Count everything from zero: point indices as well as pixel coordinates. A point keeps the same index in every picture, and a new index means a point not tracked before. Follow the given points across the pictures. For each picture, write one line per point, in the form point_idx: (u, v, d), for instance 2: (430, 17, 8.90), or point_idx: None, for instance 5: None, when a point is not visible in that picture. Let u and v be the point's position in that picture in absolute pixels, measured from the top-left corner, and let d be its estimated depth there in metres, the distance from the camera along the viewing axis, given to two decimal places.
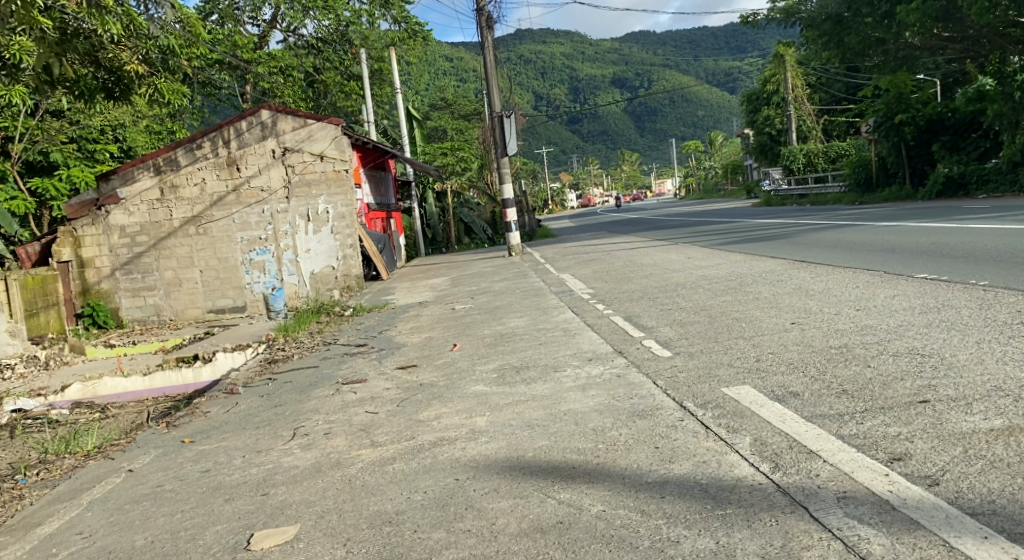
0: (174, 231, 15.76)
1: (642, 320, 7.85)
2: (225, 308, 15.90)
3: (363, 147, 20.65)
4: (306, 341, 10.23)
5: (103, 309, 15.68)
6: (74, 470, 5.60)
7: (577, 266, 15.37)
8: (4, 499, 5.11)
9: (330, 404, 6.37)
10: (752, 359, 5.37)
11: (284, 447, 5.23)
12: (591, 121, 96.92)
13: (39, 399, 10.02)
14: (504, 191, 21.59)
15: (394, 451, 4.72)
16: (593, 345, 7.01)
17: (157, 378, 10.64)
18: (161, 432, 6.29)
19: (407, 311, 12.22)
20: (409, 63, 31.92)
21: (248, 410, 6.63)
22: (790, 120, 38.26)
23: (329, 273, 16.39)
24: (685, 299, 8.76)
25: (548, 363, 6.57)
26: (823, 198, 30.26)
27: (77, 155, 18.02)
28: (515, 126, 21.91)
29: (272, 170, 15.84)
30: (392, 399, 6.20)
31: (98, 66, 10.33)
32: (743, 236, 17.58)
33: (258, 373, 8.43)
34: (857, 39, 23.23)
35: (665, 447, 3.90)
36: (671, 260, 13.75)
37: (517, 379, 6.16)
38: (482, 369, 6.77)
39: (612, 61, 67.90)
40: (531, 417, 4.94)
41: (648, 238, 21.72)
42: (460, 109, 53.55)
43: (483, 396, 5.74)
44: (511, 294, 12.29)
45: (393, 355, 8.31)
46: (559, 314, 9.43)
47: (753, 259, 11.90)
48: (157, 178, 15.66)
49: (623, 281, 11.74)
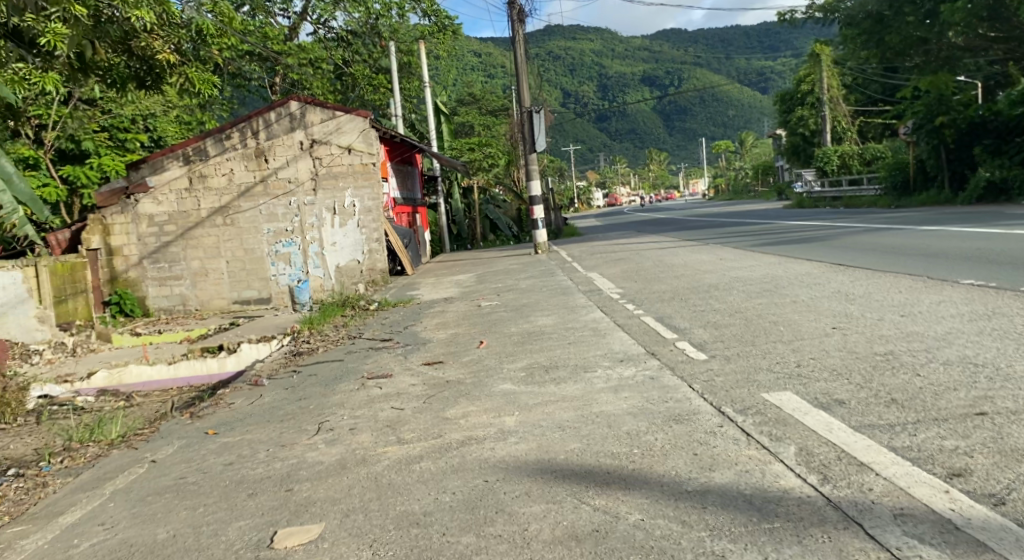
0: (202, 221, 15.79)
1: (674, 321, 7.68)
2: (250, 300, 15.93)
3: (391, 141, 20.59)
4: (331, 334, 10.16)
5: (131, 297, 15.73)
6: (98, 459, 5.54)
7: (605, 265, 15.19)
8: (27, 486, 5.04)
9: (355, 398, 6.27)
10: (791, 363, 5.20)
11: (309, 442, 5.12)
12: (619, 120, 96.45)
13: (66, 386, 10.05)
14: (533, 187, 21.43)
15: (421, 450, 4.60)
16: (625, 346, 6.85)
17: (182, 366, 10.65)
18: (185, 423, 6.22)
19: (433, 307, 12.12)
20: (438, 57, 31.87)
21: (273, 402, 6.55)
22: (824, 122, 37.75)
23: (355, 267, 16.25)
24: (719, 301, 8.57)
25: (578, 363, 6.43)
26: (856, 201, 29.79)
27: (108, 144, 18.15)
28: (545, 123, 21.77)
29: (299, 162, 15.83)
30: (418, 395, 6.09)
31: (130, 55, 10.18)
32: (776, 237, 17.30)
33: (283, 365, 8.37)
34: (898, 39, 23.94)
35: (704, 455, 3.75)
36: (703, 261, 13.54)
37: (546, 378, 6.03)
38: (510, 367, 6.64)
39: (642, 59, 67.51)
40: (563, 418, 4.80)
41: (678, 238, 21.46)
42: (488, 104, 53.41)
43: (512, 396, 5.61)
44: (540, 292, 12.14)
45: (419, 351, 8.20)
46: (588, 313, 9.28)
47: (788, 261, 11.67)
48: (186, 167, 15.65)
49: (653, 281, 11.55)
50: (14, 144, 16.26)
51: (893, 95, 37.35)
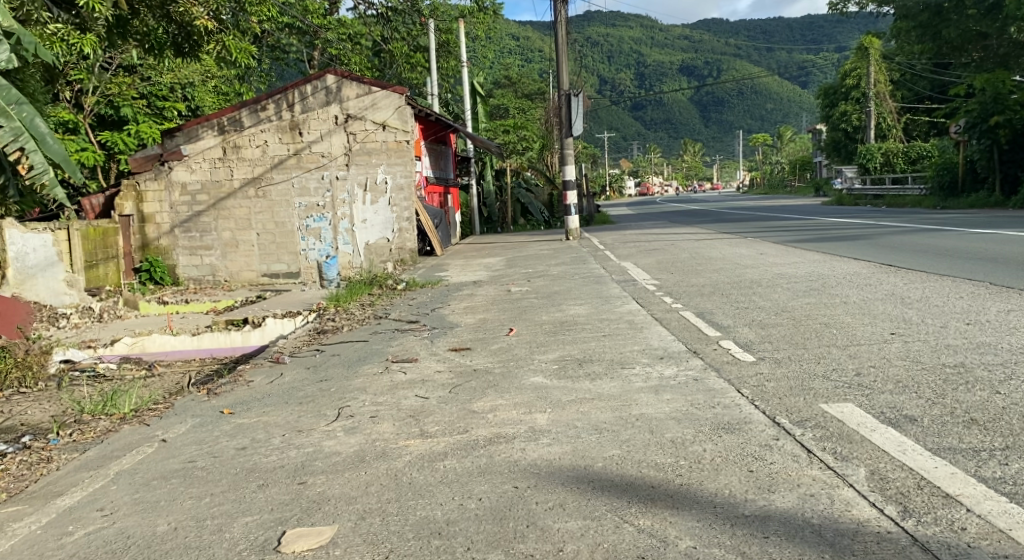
0: (234, 192, 15.57)
1: (716, 318, 7.28)
2: (278, 274, 15.70)
3: (426, 119, 20.21)
4: (357, 313, 9.86)
5: (160, 266, 15.57)
6: (108, 434, 5.24)
7: (639, 254, 14.76)
8: (31, 460, 4.75)
9: (379, 383, 5.95)
10: (851, 372, 4.78)
11: (327, 428, 4.81)
12: (655, 109, 95.27)
13: (88, 351, 9.85)
14: (567, 171, 20.96)
15: (445, 445, 4.25)
16: (664, 342, 6.45)
17: (206, 338, 10.40)
18: (200, 400, 5.93)
19: (461, 290, 11.78)
20: (477, 37, 31.44)
21: (293, 382, 6.25)
22: (870, 117, 36.83)
23: (384, 245, 16.08)
24: (763, 299, 8.16)
25: (614, 357, 6.07)
26: (900, 201, 29.03)
27: (146, 111, 17.96)
28: (583, 106, 21.31)
29: (333, 137, 15.53)
30: (444, 383, 5.76)
31: (169, 22, 10.72)
32: (819, 233, 16.78)
33: (306, 343, 8.08)
34: (956, 32, 23.55)
35: (760, 472, 3.37)
36: (742, 255, 13.09)
37: (580, 373, 5.66)
38: (541, 358, 6.29)
39: (683, 47, 66.60)
40: (600, 418, 4.46)
41: (715, 230, 20.93)
42: (523, 88, 52.74)
43: (544, 390, 5.25)
44: (572, 280, 11.76)
45: (446, 335, 7.86)
46: (623, 304, 8.90)
47: (833, 260, 11.22)
48: (221, 137, 15.45)
49: (690, 274, 11.14)
50: (54, 107, 16.15)
51: (943, 92, 36.35)
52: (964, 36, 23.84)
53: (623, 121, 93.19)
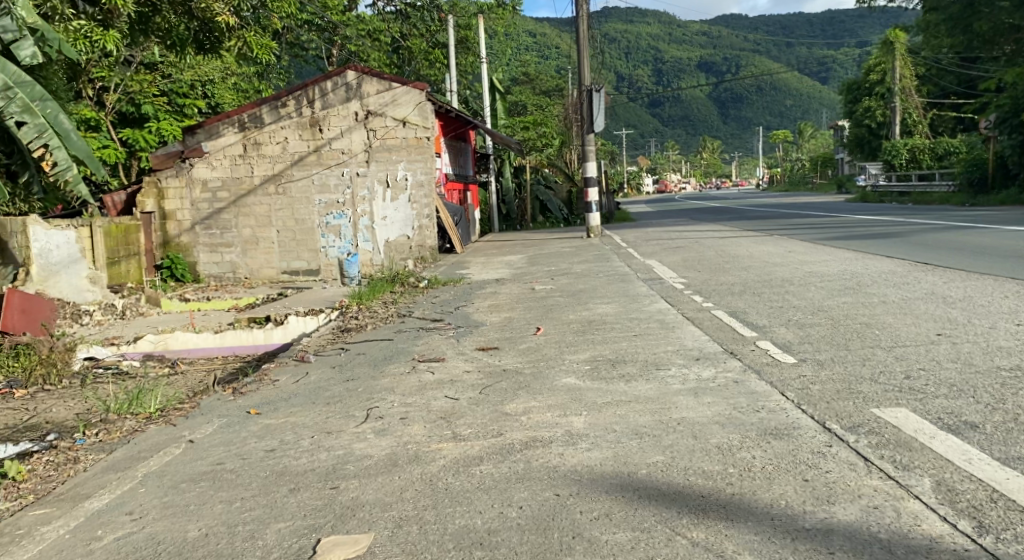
0: (255, 189, 15.50)
1: (750, 318, 7.11)
2: (299, 271, 15.63)
3: (446, 116, 20.07)
4: (380, 311, 9.74)
5: (182, 263, 15.53)
6: (134, 434, 5.11)
7: (664, 252, 14.59)
8: (58, 461, 4.64)
9: (407, 383, 5.81)
10: (900, 375, 4.61)
11: (356, 430, 4.68)
12: (673, 105, 94.72)
13: (111, 348, 9.78)
14: (588, 168, 20.78)
15: (480, 449, 4.10)
16: (698, 342, 6.28)
17: (228, 335, 10.31)
18: (226, 399, 5.81)
19: (484, 288, 11.65)
20: (496, 33, 31.28)
21: (320, 382, 6.12)
22: (895, 113, 36.41)
23: (404, 243, 15.91)
24: (797, 299, 7.98)
25: (646, 358, 5.90)
26: (926, 198, 28.68)
27: (166, 109, 17.95)
28: (605, 102, 21.10)
29: (353, 134, 15.43)
30: (473, 384, 5.60)
31: (190, 17, 10.81)
32: (847, 231, 16.55)
33: (330, 342, 7.95)
34: (988, 25, 23.22)
35: (817, 481, 3.20)
36: (769, 253, 12.89)
37: (613, 374, 5.49)
38: (572, 359, 6.13)
39: (701, 43, 66.16)
40: (641, 422, 4.29)
41: (739, 227, 20.72)
42: (541, 84, 52.44)
43: (577, 392, 5.08)
44: (596, 278, 11.60)
45: (472, 334, 7.72)
46: (651, 303, 8.72)
47: (864, 258, 11.03)
48: (241, 134, 15.38)
49: (717, 272, 10.95)
50: (76, 105, 16.16)
51: (971, 88, 35.91)
52: (996, 29, 23.46)
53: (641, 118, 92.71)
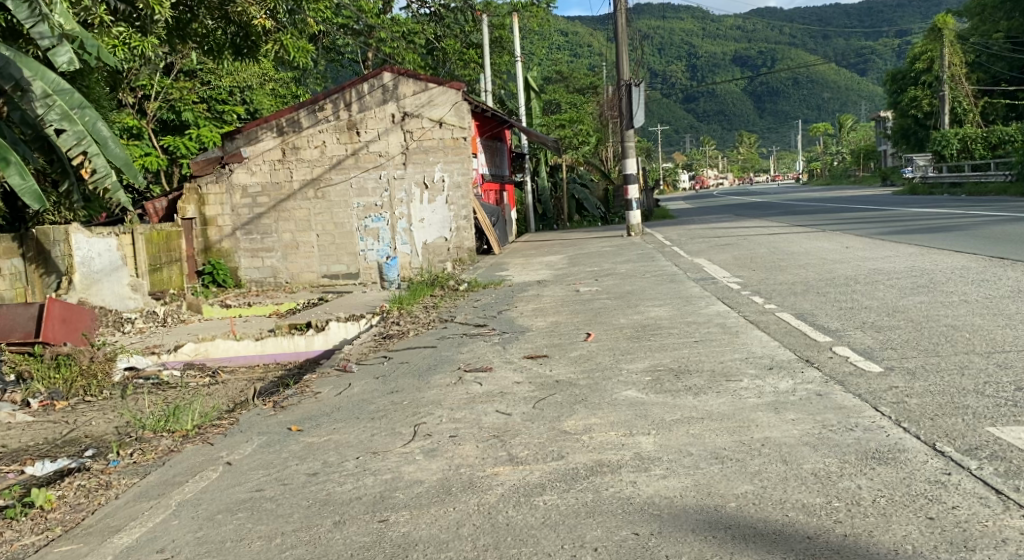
0: (293, 193, 15.28)
1: (822, 321, 6.63)
2: (338, 275, 15.38)
3: (482, 115, 19.70)
4: (422, 316, 9.37)
5: (222, 268, 15.38)
6: (170, 455, 4.77)
7: (712, 250, 14.07)
8: (90, 486, 4.31)
9: (455, 396, 5.41)
10: (1011, 389, 4.17)
11: (404, 451, 4.31)
12: (708, 101, 93.42)
13: (152, 357, 9.55)
14: (628, 164, 20.25)
15: (541, 474, 3.67)
16: (768, 349, 5.82)
17: (269, 342, 10.01)
18: (267, 414, 5.47)
19: (527, 290, 11.23)
20: (531, 30, 30.82)
21: (365, 395, 5.76)
22: (944, 102, 35.36)
23: (442, 245, 15.51)
24: (870, 300, 7.48)
25: (714, 367, 5.42)
26: (981, 189, 27.76)
27: (206, 115, 17.85)
28: (644, 96, 20.57)
29: (390, 135, 15.13)
30: (526, 397, 5.16)
31: (227, 22, 10.64)
32: (905, 225, 15.90)
33: (372, 350, 7.59)
34: None
35: (946, 522, 2.75)
36: (825, 249, 12.34)
37: (679, 386, 5.03)
38: (631, 368, 5.66)
39: (735, 37, 65.19)
40: (720, 443, 3.84)
41: (788, 222, 20.09)
42: (575, 82, 51.75)
43: (643, 407, 4.61)
44: (644, 278, 11.12)
45: (520, 341, 7.30)
46: (708, 305, 8.25)
47: (930, 254, 10.47)
48: (279, 139, 15.17)
49: (772, 271, 10.44)
50: (117, 113, 16.10)
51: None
52: None
53: (675, 114, 91.52)
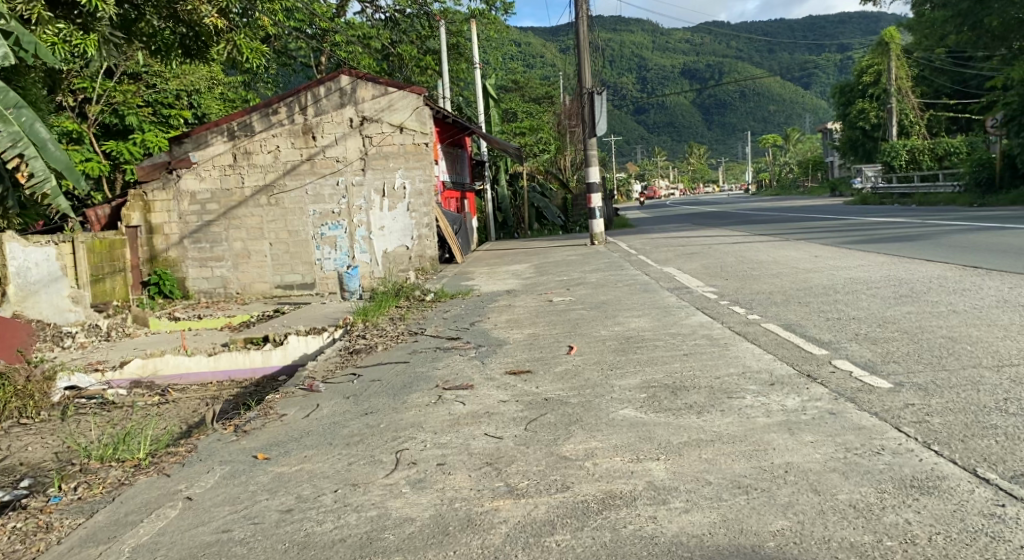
0: (246, 200, 14.72)
1: (813, 333, 6.40)
2: (293, 285, 14.86)
3: (443, 121, 19.33)
4: (388, 329, 8.93)
5: (170, 278, 14.71)
6: (121, 489, 4.28)
7: (679, 259, 13.90)
8: (27, 529, 3.82)
9: (436, 417, 5.04)
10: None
11: (388, 481, 3.92)
12: (659, 112, 94.23)
13: (95, 375, 8.91)
14: (591, 172, 20.04)
15: (548, 508, 3.32)
16: (764, 362, 5.54)
17: (222, 358, 9.38)
18: (229, 440, 5.00)
19: (496, 300, 10.89)
20: (488, 37, 30.49)
21: (335, 417, 5.34)
22: (892, 114, 36.09)
23: (403, 253, 15.03)
24: (855, 310, 7.30)
25: (711, 383, 5.11)
26: (931, 199, 28.29)
27: (152, 120, 17.13)
28: (607, 105, 20.33)
29: (348, 141, 14.65)
30: (515, 418, 4.82)
31: (176, 21, 10.15)
32: (867, 234, 15.97)
33: (338, 366, 7.13)
34: (997, 22, 22.66)
35: None
36: (794, 259, 12.22)
37: (679, 404, 4.72)
38: (623, 385, 5.33)
39: (684, 49, 66.00)
40: (738, 470, 3.53)
41: (749, 231, 20.08)
42: (530, 92, 51.47)
43: (644, 428, 4.30)
44: (617, 288, 10.85)
45: (498, 355, 6.94)
46: (688, 315, 7.99)
47: (903, 263, 10.39)
48: (231, 143, 14.59)
49: (747, 280, 10.25)
50: (57, 117, 15.35)
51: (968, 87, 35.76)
52: (1006, 24, 22.95)
53: (627, 125, 92.05)
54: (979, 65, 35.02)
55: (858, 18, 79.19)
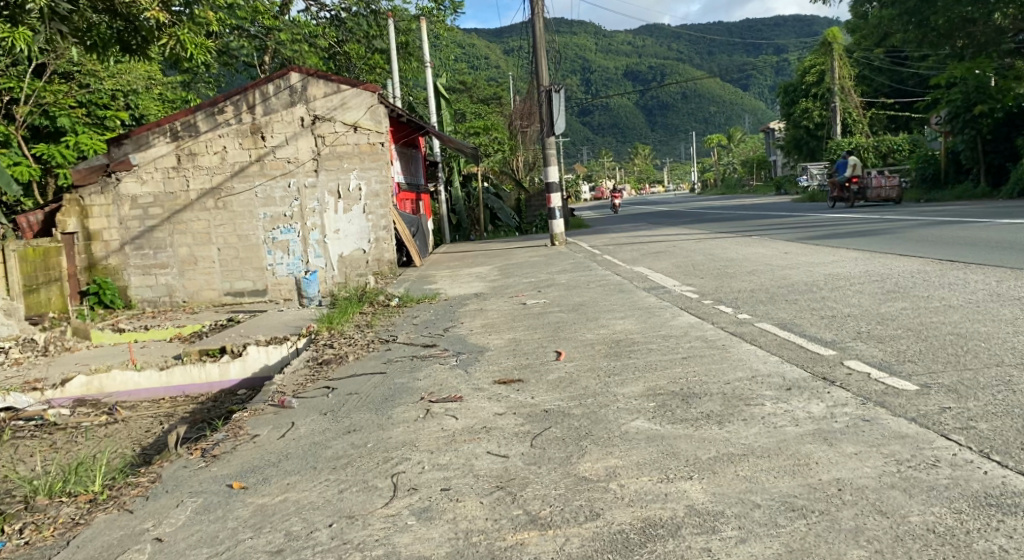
0: (191, 204, 14.02)
1: (813, 332, 6.12)
2: (244, 291, 14.23)
3: (398, 121, 18.85)
4: (355, 337, 8.44)
5: (111, 287, 13.95)
6: (74, 529, 3.79)
7: (647, 258, 13.63)
8: None
9: (427, 435, 4.62)
10: None
11: (390, 510, 3.51)
12: (602, 113, 94.41)
13: (33, 395, 8.23)
14: (550, 172, 19.72)
15: (583, 542, 2.99)
16: (771, 366, 5.22)
17: (176, 372, 8.74)
18: (196, 468, 4.50)
19: (466, 304, 10.47)
20: (437, 37, 29.92)
21: (311, 436, 4.88)
22: (836, 113, 36.68)
23: (361, 257, 14.46)
24: (846, 307, 7.08)
25: (722, 390, 4.77)
26: None
27: (85, 121, 16.26)
28: (565, 103, 20.02)
29: (299, 141, 14.06)
30: (516, 434, 4.45)
31: (113, 15, 9.55)
32: (829, 230, 15.98)
33: (306, 379, 6.62)
34: (942, 20, 22.86)
35: None
36: (764, 255, 12.03)
37: (693, 414, 4.37)
38: (626, 394, 4.98)
39: (626, 52, 66.18)
40: (787, 489, 3.19)
41: (708, 229, 19.99)
42: (477, 94, 50.72)
43: (664, 442, 3.95)
44: (590, 289, 10.53)
45: (480, 363, 6.53)
46: (673, 316, 7.68)
47: (878, 258, 10.26)
48: (174, 144, 13.89)
49: (723, 278, 10.01)
50: None
51: None
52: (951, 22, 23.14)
53: (572, 127, 91.97)
54: (916, 63, 35.77)
55: (793, 22, 80.85)
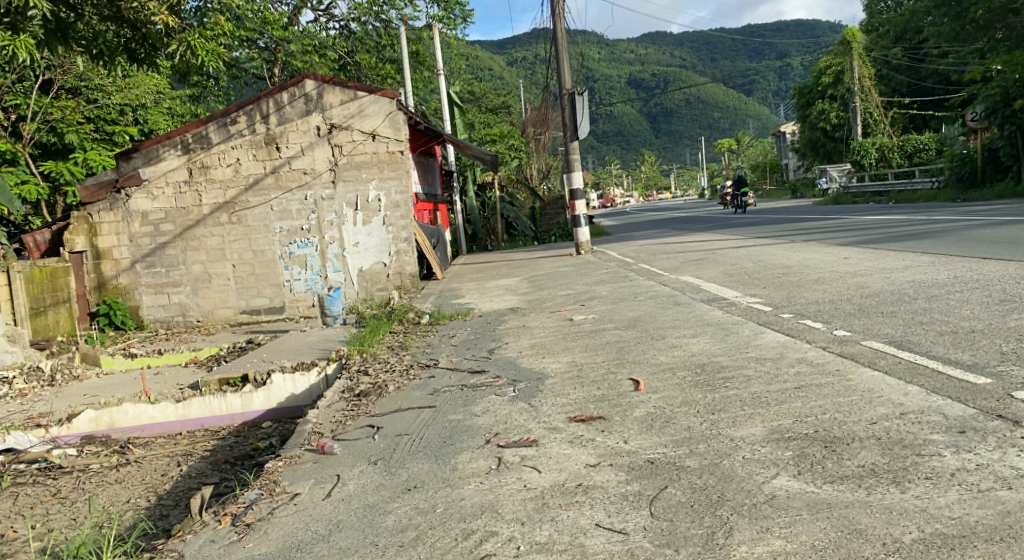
0: (203, 219, 13.17)
1: (946, 354, 5.16)
2: (260, 310, 13.35)
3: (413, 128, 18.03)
4: (393, 362, 7.54)
5: (121, 308, 13.08)
6: None
7: (690, 267, 12.68)
8: None
9: (513, 496, 3.71)
10: None
11: None
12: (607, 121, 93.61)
13: (37, 433, 7.34)
14: (575, 178, 18.86)
15: None
16: (918, 399, 4.27)
17: (194, 404, 7.85)
18: (229, 543, 3.60)
19: (507, 320, 9.53)
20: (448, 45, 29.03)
21: (366, 495, 3.99)
22: (858, 113, 35.70)
23: (381, 271, 13.61)
24: (961, 319, 6.13)
25: (874, 434, 3.83)
26: (908, 196, 27.68)
27: (93, 137, 15.42)
28: (588, 106, 19.19)
29: (316, 150, 13.18)
30: (629, 495, 3.55)
31: (120, 21, 8.58)
32: (878, 232, 15.03)
33: (345, 417, 5.73)
34: None
35: None
36: (822, 261, 11.08)
37: (855, 471, 3.42)
38: (749, 440, 4.03)
39: None
40: None
41: (739, 235, 19.03)
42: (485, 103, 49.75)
43: (843, 513, 3.08)
44: (642, 301, 9.60)
45: (545, 395, 5.60)
46: (756, 334, 6.72)
47: (958, 262, 9.30)
48: (185, 157, 13.06)
49: (791, 288, 9.08)
50: None
51: None
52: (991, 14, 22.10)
53: None
54: (938, 60, 34.78)
55: (796, 25, 80.08)
